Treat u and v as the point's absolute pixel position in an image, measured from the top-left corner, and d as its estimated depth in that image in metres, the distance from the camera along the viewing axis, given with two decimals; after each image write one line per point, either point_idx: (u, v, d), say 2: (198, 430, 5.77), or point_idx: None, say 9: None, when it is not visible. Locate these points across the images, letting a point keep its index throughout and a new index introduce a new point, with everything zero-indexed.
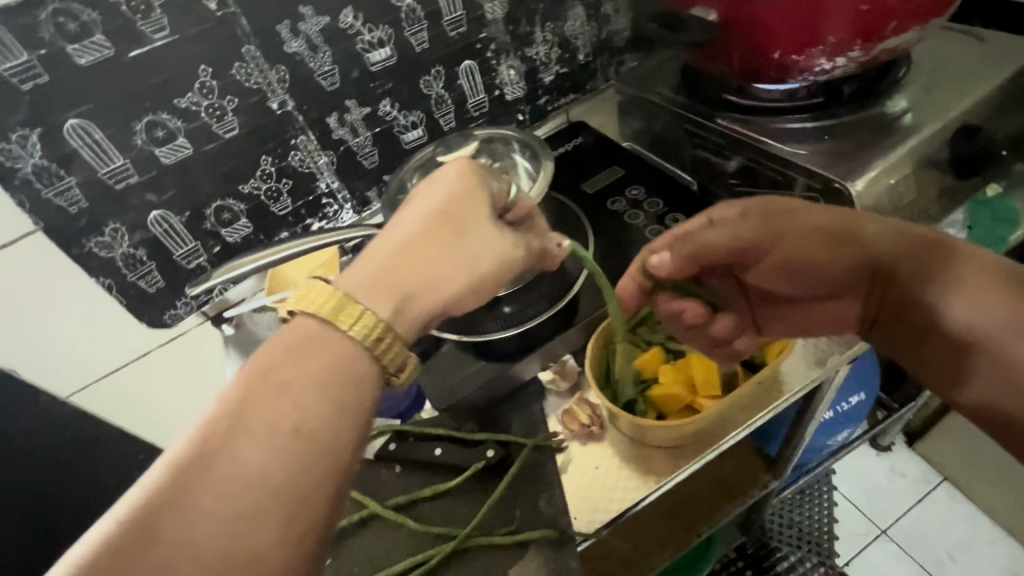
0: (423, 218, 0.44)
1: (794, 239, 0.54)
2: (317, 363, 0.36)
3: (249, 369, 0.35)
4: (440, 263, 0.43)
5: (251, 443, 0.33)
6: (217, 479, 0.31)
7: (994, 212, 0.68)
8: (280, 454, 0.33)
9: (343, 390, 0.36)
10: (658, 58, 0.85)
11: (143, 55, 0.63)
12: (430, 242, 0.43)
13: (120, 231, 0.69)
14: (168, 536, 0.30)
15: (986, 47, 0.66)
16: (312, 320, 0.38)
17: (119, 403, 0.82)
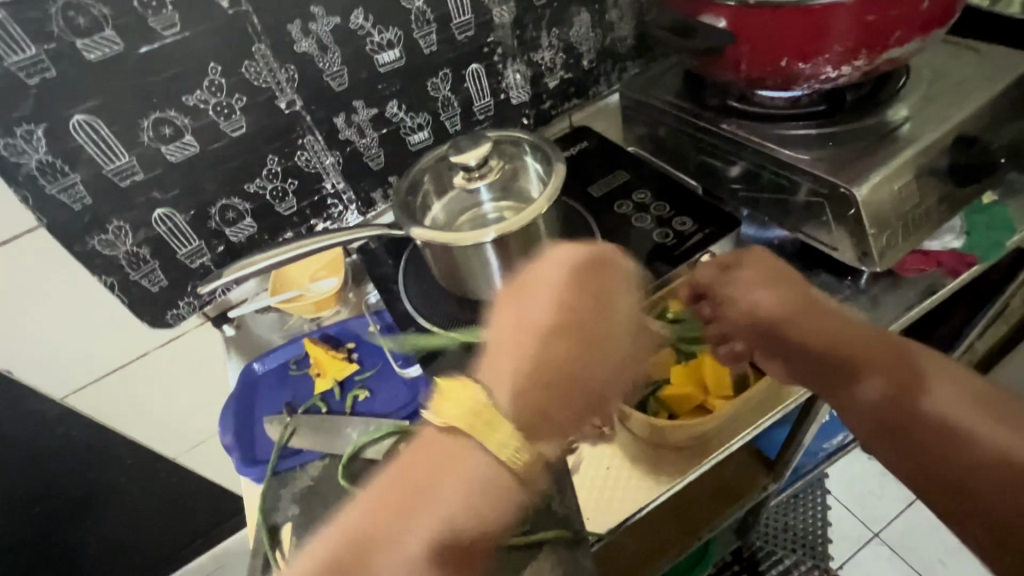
0: (558, 305, 0.45)
1: (804, 322, 0.55)
2: (470, 470, 0.39)
3: (413, 466, 0.40)
4: (558, 354, 0.44)
5: (414, 547, 0.37)
6: (378, 569, 0.36)
7: (989, 218, 0.69)
8: (440, 556, 0.37)
9: (496, 491, 0.39)
10: (662, 64, 0.86)
11: (152, 51, 0.62)
12: (560, 339, 0.45)
13: (123, 228, 0.68)
14: None
15: (981, 59, 0.69)
16: (446, 435, 0.41)
17: (117, 400, 0.84)
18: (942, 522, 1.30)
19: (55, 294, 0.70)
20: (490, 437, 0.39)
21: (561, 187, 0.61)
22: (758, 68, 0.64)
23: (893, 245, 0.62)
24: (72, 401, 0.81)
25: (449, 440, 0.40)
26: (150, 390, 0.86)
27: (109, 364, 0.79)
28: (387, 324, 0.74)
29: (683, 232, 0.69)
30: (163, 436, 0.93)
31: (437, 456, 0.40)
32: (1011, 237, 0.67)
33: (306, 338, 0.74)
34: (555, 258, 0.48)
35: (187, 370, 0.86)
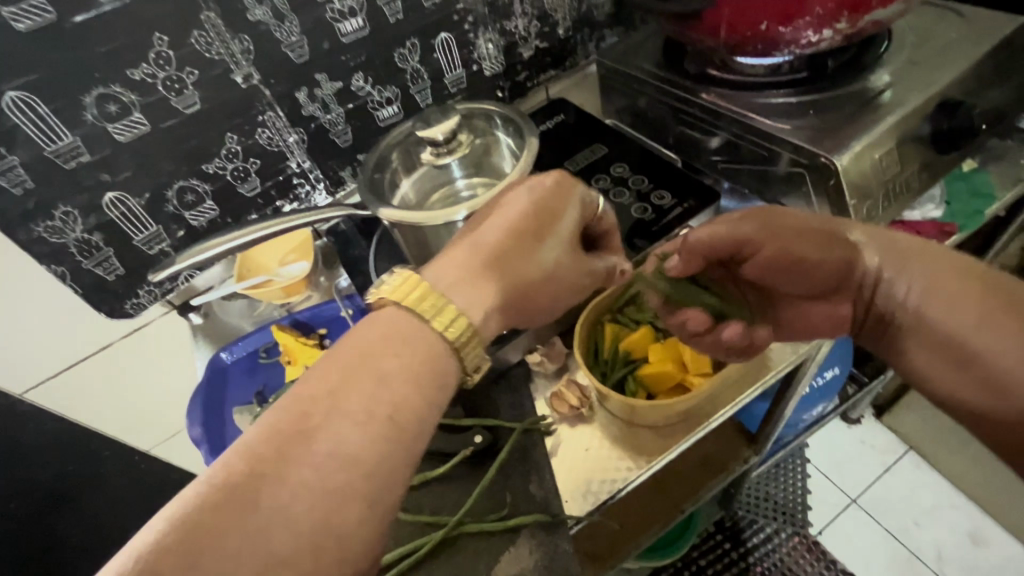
0: (514, 216, 0.46)
1: (788, 238, 0.52)
2: (405, 343, 0.38)
3: (335, 359, 0.37)
4: (522, 257, 0.46)
5: (329, 445, 0.34)
6: (286, 484, 0.32)
7: (969, 186, 0.68)
8: (357, 455, 0.34)
9: (424, 375, 0.38)
10: (640, 32, 0.83)
11: (89, 21, 0.57)
12: (518, 242, 0.46)
13: (72, 214, 0.64)
14: (244, 527, 0.31)
15: (964, 22, 0.67)
16: (401, 314, 0.39)
17: (81, 394, 0.81)
18: (916, 487, 1.34)
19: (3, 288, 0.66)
20: (438, 317, 0.39)
21: (532, 161, 0.58)
22: (737, 33, 0.61)
23: (874, 215, 0.61)
24: (32, 397, 0.77)
25: (383, 321, 0.39)
26: (116, 382, 0.82)
27: (69, 357, 0.76)
28: (360, 309, 0.72)
29: (662, 206, 0.67)
30: (132, 429, 0.90)
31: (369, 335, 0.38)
32: (990, 206, 0.66)
33: (274, 324, 0.71)
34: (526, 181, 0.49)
35: (154, 361, 0.83)
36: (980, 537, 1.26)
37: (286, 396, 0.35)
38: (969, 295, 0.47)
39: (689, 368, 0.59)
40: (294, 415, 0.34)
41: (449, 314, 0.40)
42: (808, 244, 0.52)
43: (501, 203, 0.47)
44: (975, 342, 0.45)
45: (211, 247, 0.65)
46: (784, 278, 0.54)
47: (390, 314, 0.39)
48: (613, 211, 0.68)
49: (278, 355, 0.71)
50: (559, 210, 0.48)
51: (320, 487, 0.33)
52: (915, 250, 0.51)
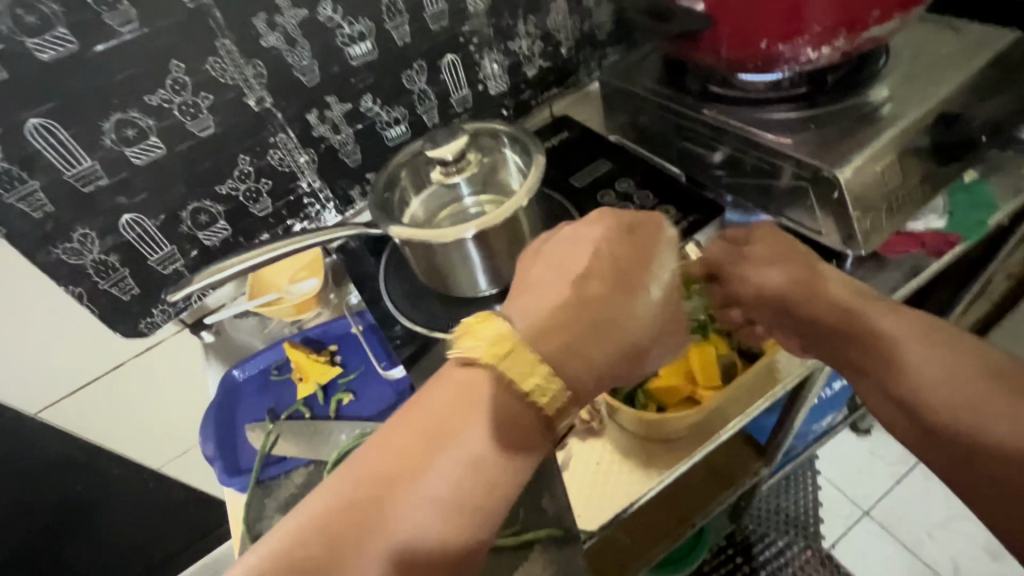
0: (596, 258, 0.44)
1: (774, 279, 0.56)
2: (505, 415, 0.39)
3: (435, 402, 0.39)
4: (593, 312, 0.42)
5: (429, 489, 0.37)
6: (399, 516, 0.36)
7: (971, 197, 0.69)
8: (464, 485, 0.37)
9: (520, 431, 0.39)
10: (642, 49, 0.85)
11: (109, 50, 0.59)
12: (601, 295, 0.43)
13: (89, 236, 0.66)
14: (366, 548, 0.35)
15: (960, 36, 0.68)
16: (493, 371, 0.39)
17: (94, 413, 0.82)
18: (929, 498, 1.32)
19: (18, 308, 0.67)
20: (512, 367, 0.38)
21: (540, 178, 0.60)
22: (738, 51, 0.62)
23: (878, 226, 0.62)
24: (46, 415, 0.78)
25: (466, 379, 0.39)
26: (128, 401, 0.83)
27: (82, 376, 0.77)
28: (370, 325, 0.72)
29: (667, 221, 0.68)
30: (144, 446, 0.90)
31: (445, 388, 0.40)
32: (992, 216, 0.67)
33: (286, 342, 0.72)
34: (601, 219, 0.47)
35: (166, 379, 0.84)
36: (995, 549, 1.25)
37: (383, 436, 0.39)
38: (970, 373, 0.44)
39: (699, 380, 0.59)
40: (369, 493, 0.36)
41: (543, 373, 0.39)
42: (771, 273, 0.56)
43: (590, 243, 0.45)
44: (931, 396, 0.45)
45: (230, 268, 0.66)
46: (791, 322, 0.56)
47: (483, 372, 0.39)
48: None
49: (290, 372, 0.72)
50: (653, 257, 0.45)
51: (429, 519, 0.36)
52: (914, 324, 0.49)
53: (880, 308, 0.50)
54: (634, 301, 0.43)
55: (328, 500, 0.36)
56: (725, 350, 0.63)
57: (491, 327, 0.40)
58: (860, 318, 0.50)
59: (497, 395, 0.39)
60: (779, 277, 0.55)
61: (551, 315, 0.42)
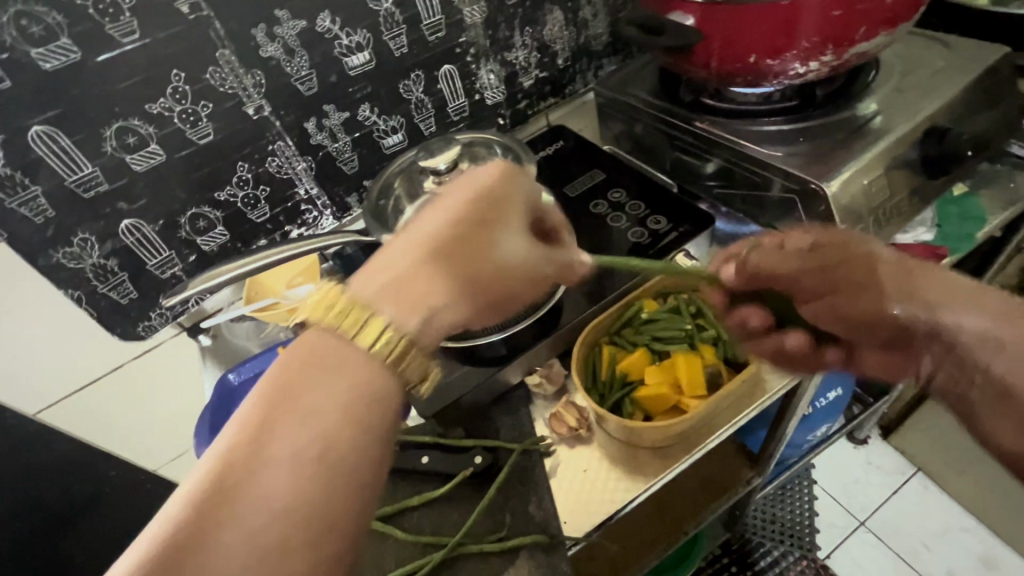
0: (450, 212, 0.40)
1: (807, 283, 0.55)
2: (338, 371, 0.35)
3: (271, 376, 0.34)
4: (457, 262, 0.39)
5: (280, 456, 0.32)
6: (242, 511, 0.31)
7: (959, 210, 0.70)
8: (312, 461, 0.32)
9: (366, 397, 0.35)
10: (637, 61, 0.86)
11: (111, 59, 0.61)
12: (459, 239, 0.40)
13: (89, 240, 0.67)
14: (207, 558, 0.30)
15: (949, 52, 0.69)
16: (326, 334, 0.36)
17: (93, 414, 0.83)
18: (925, 509, 1.32)
19: (18, 311, 0.68)
20: (359, 333, 0.35)
21: None
22: (727, 65, 0.63)
23: (864, 239, 0.62)
24: (45, 416, 0.79)
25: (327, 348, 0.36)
26: (126, 403, 0.84)
27: (81, 377, 0.78)
28: None
29: (658, 231, 0.69)
30: (141, 448, 0.91)
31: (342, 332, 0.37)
32: (980, 229, 0.68)
33: (281, 347, 0.72)
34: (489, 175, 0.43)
35: (163, 381, 0.85)
36: (991, 561, 1.24)
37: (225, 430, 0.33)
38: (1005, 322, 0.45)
39: (685, 390, 0.59)
40: (204, 485, 0.31)
41: (374, 328, 0.35)
42: (792, 262, 0.54)
43: (439, 196, 0.42)
44: (996, 368, 0.45)
45: (225, 273, 0.67)
46: (841, 319, 0.55)
47: (314, 336, 0.36)
48: (611, 235, 0.70)
49: None
50: (504, 205, 0.43)
51: (282, 506, 0.31)
52: (944, 280, 0.50)
53: (954, 297, 0.48)
54: (497, 240, 0.42)
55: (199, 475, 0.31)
56: (710, 358, 0.62)
57: (332, 294, 0.36)
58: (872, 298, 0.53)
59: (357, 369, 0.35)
60: (803, 254, 0.53)
61: (408, 274, 0.38)
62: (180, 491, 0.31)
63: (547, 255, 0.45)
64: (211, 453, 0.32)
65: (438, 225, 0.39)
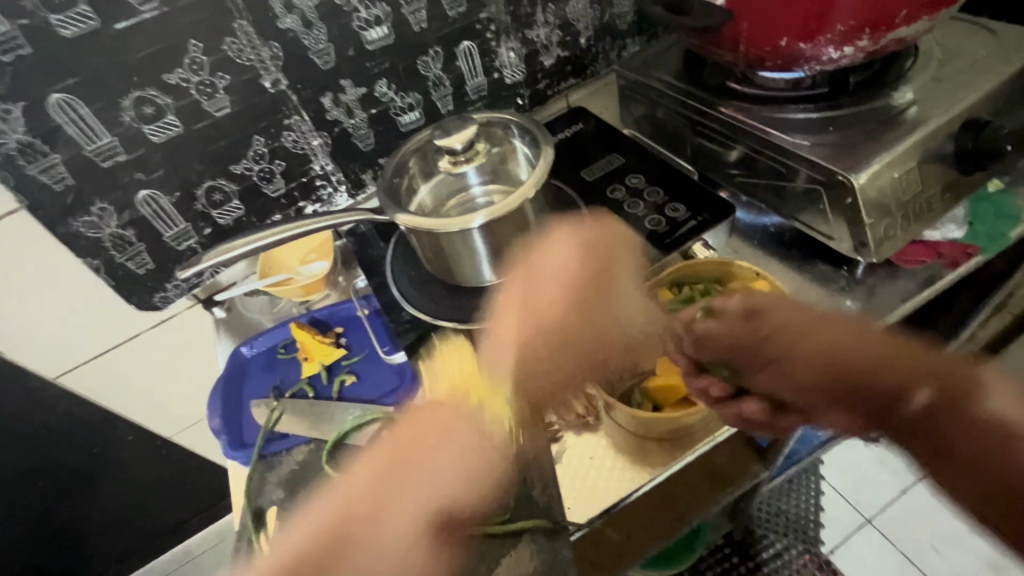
0: (569, 267, 0.57)
1: (822, 338, 0.51)
2: (449, 454, 0.48)
3: (374, 464, 0.48)
4: (602, 332, 0.57)
5: (415, 495, 0.46)
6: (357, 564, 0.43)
7: (993, 207, 0.67)
8: (442, 507, 0.46)
9: (474, 461, 0.48)
10: (662, 41, 0.83)
11: (129, 28, 0.60)
12: (570, 308, 0.55)
13: (107, 209, 0.67)
14: (356, 558, 0.43)
15: (994, 39, 0.65)
16: (427, 414, 0.51)
17: (111, 380, 0.85)
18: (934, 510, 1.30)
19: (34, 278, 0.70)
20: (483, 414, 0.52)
21: (547, 169, 0.60)
22: (757, 48, 0.61)
23: (892, 234, 0.60)
24: (64, 381, 0.81)
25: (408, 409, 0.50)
26: (142, 371, 0.86)
27: (97, 346, 0.79)
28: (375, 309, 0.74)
29: (676, 219, 0.67)
30: (157, 415, 0.93)
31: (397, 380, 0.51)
32: (1014, 229, 0.65)
33: (293, 322, 0.73)
34: (579, 241, 0.59)
35: (179, 351, 0.86)
36: (998, 565, 1.23)
37: (326, 513, 0.45)
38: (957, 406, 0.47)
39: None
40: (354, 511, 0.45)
41: (497, 409, 0.53)
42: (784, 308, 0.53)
43: (543, 258, 0.59)
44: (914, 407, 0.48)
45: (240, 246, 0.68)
46: (802, 386, 0.52)
47: (442, 413, 0.51)
48: (626, 221, 0.68)
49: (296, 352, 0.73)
50: (614, 266, 0.59)
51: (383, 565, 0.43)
52: (896, 351, 0.49)
53: (929, 376, 0.48)
54: (613, 303, 0.57)
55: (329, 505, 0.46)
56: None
57: (456, 357, 0.63)
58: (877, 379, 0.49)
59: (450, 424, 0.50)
60: (796, 308, 0.53)
61: (534, 343, 0.54)
62: (318, 515, 0.46)
63: (650, 317, 0.59)
64: (314, 535, 0.44)
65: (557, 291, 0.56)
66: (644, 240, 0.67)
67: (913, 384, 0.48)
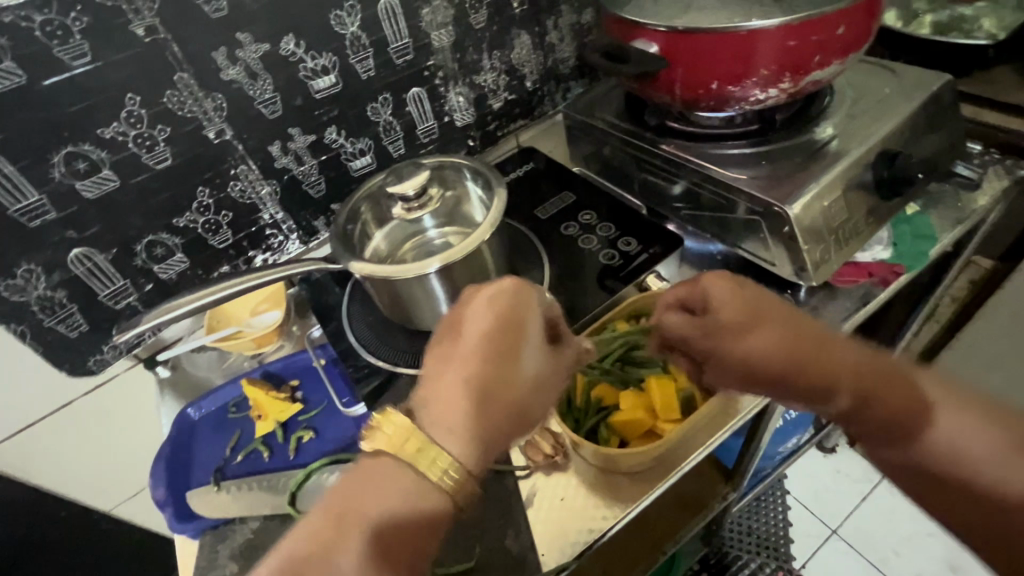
0: (478, 358, 0.44)
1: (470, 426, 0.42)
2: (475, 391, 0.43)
3: (468, 333, 0.44)
4: (495, 367, 0.44)
5: (462, 350, 0.44)
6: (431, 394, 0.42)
7: (914, 228, 0.72)
8: (463, 387, 0.42)
9: (486, 335, 0.44)
10: (603, 85, 0.87)
11: (62, 83, 0.58)
12: (482, 354, 0.44)
13: (35, 271, 0.63)
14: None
15: (895, 78, 0.73)
16: (392, 459, 0.39)
17: (40, 452, 0.78)
18: (894, 515, 1.34)
19: None
20: (420, 461, 0.39)
21: (502, 213, 0.60)
22: (691, 91, 0.64)
23: (826, 258, 0.64)
24: None
25: (517, 282, 0.47)
26: (72, 439, 0.79)
27: (28, 414, 0.73)
28: (332, 359, 0.71)
29: (629, 252, 0.70)
30: (92, 488, 0.87)
31: (458, 320, 0.46)
32: (933, 247, 0.70)
33: (245, 378, 0.70)
34: (462, 346, 0.44)
35: (121, 417, 0.81)
36: (956, 564, 1.26)
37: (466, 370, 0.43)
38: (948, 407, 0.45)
39: (661, 414, 0.59)
40: (297, 570, 0.35)
41: (438, 459, 0.39)
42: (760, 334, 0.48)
43: (466, 331, 0.45)
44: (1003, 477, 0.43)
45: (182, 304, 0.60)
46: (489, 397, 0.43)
47: (389, 465, 0.39)
48: (581, 257, 0.70)
49: (248, 410, 0.70)
50: (524, 329, 0.46)
51: (446, 409, 0.42)
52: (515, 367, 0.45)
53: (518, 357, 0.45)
54: (519, 364, 0.45)
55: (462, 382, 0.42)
56: (683, 382, 0.62)
57: (405, 428, 0.40)
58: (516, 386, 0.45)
59: (474, 303, 0.46)
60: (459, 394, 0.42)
61: (469, 378, 0.43)
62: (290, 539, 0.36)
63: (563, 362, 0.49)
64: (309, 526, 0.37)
65: (475, 350, 0.44)
66: (595, 274, 0.68)
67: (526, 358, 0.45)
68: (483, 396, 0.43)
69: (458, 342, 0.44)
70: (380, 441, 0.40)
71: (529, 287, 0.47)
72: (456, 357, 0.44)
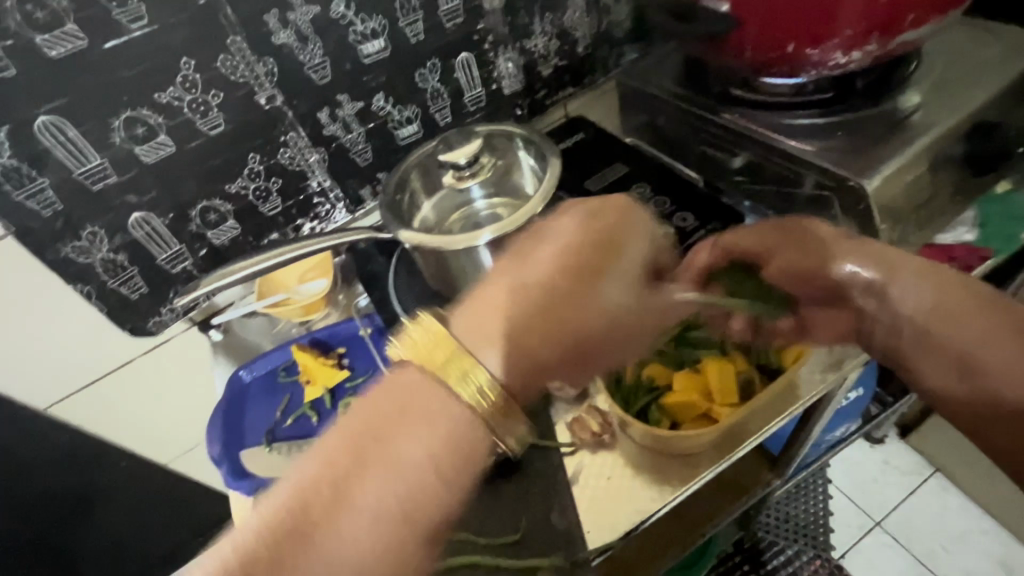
0: (558, 250, 0.43)
1: (521, 326, 0.41)
2: (535, 286, 0.42)
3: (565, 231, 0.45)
4: (572, 288, 0.43)
5: (540, 248, 0.44)
6: (487, 293, 0.42)
7: (1005, 208, 0.66)
8: (524, 294, 0.42)
9: (583, 239, 0.44)
10: (660, 50, 0.82)
11: (121, 46, 0.58)
12: (562, 279, 0.43)
13: (98, 234, 0.65)
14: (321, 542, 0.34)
15: (995, 40, 0.65)
16: (417, 378, 0.38)
17: (103, 407, 0.82)
18: (944, 510, 1.28)
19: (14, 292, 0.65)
20: (459, 383, 0.38)
21: (557, 182, 0.58)
22: (762, 55, 0.59)
23: (903, 239, 0.60)
24: (56, 411, 0.79)
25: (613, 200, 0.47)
26: (131, 395, 0.83)
27: (93, 371, 0.77)
28: (378, 328, 0.72)
29: (684, 228, 0.66)
30: (152, 444, 0.92)
31: (555, 232, 0.45)
32: None
33: (294, 343, 0.71)
34: (560, 221, 0.45)
35: (178, 377, 0.84)
36: (1009, 565, 1.21)
37: (538, 262, 0.44)
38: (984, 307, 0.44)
39: (714, 397, 0.58)
40: (321, 479, 0.35)
41: (478, 379, 0.38)
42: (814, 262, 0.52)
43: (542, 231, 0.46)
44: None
45: (239, 271, 0.61)
46: (568, 315, 0.43)
47: (412, 377, 0.38)
48: None
49: (297, 374, 0.71)
50: (621, 244, 0.46)
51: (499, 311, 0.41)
52: (568, 281, 0.43)
53: (605, 281, 0.44)
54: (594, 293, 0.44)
55: (515, 287, 0.42)
56: (741, 365, 0.61)
57: (432, 331, 0.39)
58: (585, 291, 0.43)
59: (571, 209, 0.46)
60: (517, 302, 0.42)
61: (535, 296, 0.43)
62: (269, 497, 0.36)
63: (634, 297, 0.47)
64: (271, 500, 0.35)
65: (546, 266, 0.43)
66: None
67: (599, 282, 0.44)
68: (546, 298, 0.42)
69: (535, 252, 0.44)
70: (410, 350, 0.38)
71: (632, 208, 0.47)
72: (538, 255, 0.44)
